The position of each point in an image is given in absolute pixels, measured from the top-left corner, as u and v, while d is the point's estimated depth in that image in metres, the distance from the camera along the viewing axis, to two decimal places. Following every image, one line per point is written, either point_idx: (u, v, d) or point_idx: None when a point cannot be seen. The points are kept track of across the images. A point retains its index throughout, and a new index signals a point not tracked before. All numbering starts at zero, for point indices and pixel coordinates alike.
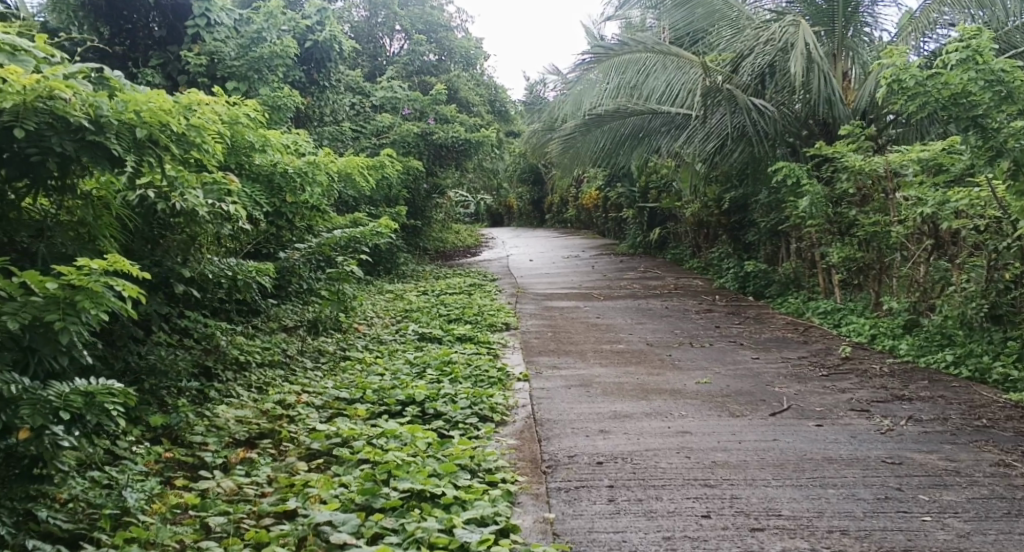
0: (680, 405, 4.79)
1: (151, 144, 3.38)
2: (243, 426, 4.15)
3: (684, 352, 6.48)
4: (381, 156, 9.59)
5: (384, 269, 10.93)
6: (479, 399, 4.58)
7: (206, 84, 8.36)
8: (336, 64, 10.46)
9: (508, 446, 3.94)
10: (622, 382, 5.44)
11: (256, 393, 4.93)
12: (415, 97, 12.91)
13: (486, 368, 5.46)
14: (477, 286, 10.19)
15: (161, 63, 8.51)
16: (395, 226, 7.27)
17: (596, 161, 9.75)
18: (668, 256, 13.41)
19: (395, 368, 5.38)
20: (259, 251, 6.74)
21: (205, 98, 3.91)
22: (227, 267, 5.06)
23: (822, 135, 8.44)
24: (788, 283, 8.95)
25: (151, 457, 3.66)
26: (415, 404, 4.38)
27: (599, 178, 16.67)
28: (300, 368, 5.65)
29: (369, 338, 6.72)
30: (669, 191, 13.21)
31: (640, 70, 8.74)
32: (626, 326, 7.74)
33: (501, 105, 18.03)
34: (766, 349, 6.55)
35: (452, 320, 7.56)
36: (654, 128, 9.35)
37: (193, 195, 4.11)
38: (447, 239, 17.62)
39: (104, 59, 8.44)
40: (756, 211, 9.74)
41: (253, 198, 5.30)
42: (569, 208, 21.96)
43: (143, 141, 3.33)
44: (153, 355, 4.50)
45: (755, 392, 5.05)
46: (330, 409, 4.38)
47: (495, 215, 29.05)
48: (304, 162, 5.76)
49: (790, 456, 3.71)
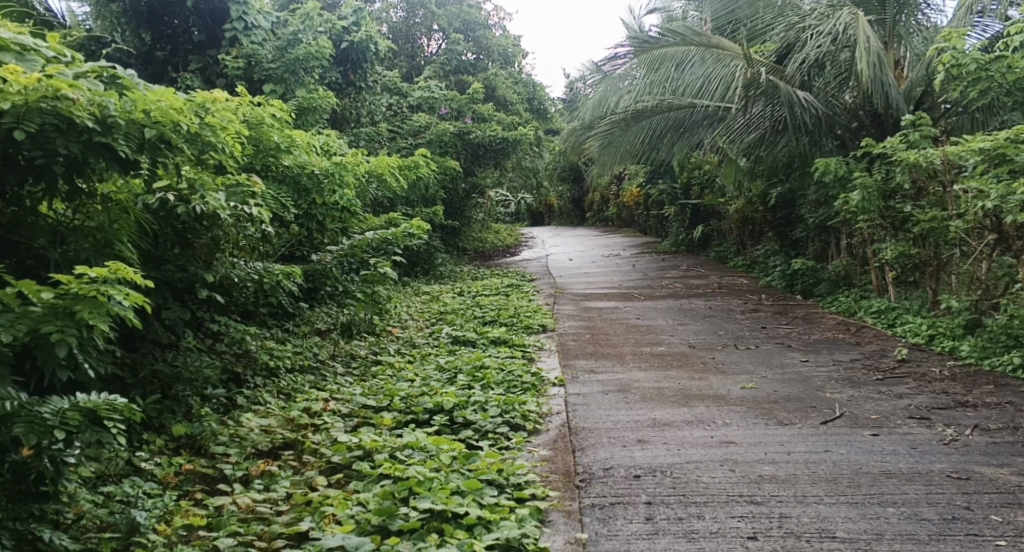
0: (725, 412, 4.53)
1: (163, 146, 3.26)
2: (268, 435, 4.00)
3: (728, 355, 6.19)
4: (417, 156, 9.44)
5: (421, 270, 10.80)
6: (510, 406, 4.37)
7: (244, 87, 8.30)
8: (372, 64, 10.35)
9: (539, 457, 3.73)
10: (663, 387, 5.19)
11: (283, 400, 4.79)
12: (452, 96, 12.75)
13: (520, 373, 5.25)
14: (514, 287, 9.98)
15: (200, 67, 8.47)
16: (428, 227, 7.09)
17: (634, 159, 9.51)
18: (711, 254, 13.07)
19: (426, 374, 5.21)
20: (290, 254, 6.62)
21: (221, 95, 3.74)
22: (253, 270, 4.92)
23: (873, 126, 8.02)
24: (838, 281, 8.58)
25: (171, 469, 3.52)
26: (443, 413, 4.20)
27: (641, 175, 16.35)
28: (330, 373, 5.52)
29: (402, 342, 6.56)
30: (712, 188, 12.86)
31: (677, 66, 8.46)
32: (667, 327, 7.47)
33: (540, 104, 17.79)
34: (816, 351, 6.24)
35: (487, 322, 7.36)
36: (695, 122, 9.09)
37: (214, 199, 3.92)
38: (486, 238, 17.46)
39: (143, 65, 8.43)
40: (804, 207, 9.37)
41: (280, 201, 5.15)
42: (610, 206, 21.63)
43: (153, 142, 3.20)
44: (179, 361, 4.34)
45: (806, 399, 4.77)
46: (356, 418, 4.22)
47: (536, 214, 28.86)
48: (331, 162, 5.57)
49: (844, 470, 3.44)
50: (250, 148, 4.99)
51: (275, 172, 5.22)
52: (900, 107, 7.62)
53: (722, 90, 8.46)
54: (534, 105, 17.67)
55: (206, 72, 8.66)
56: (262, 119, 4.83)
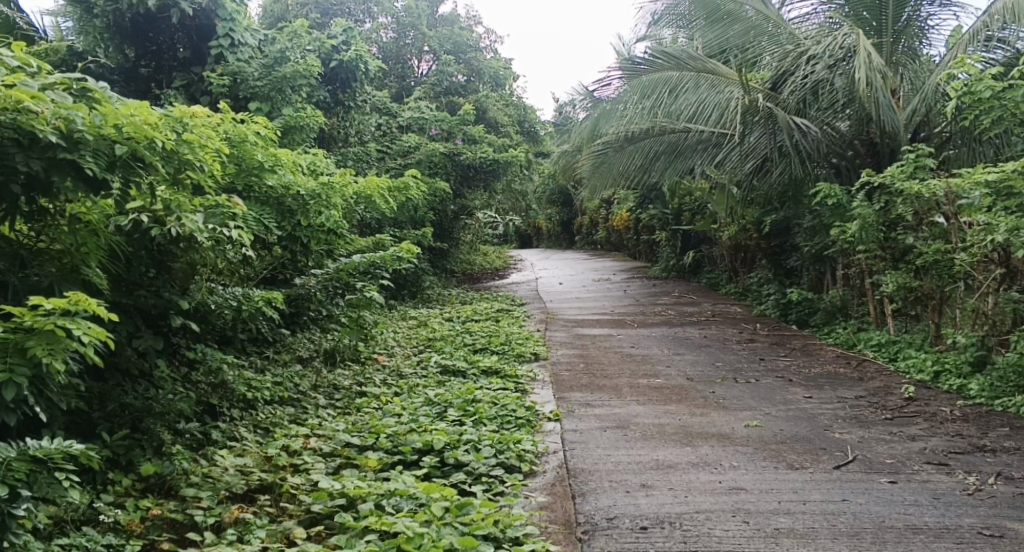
0: (731, 453, 4.29)
1: (137, 164, 3.00)
2: (244, 476, 3.73)
3: (728, 390, 5.94)
4: (406, 177, 9.20)
5: (408, 293, 10.54)
6: (504, 445, 4.10)
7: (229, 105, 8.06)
8: (362, 83, 10.14)
9: (537, 505, 3.47)
10: (662, 424, 4.94)
11: (262, 436, 4.51)
12: (443, 117, 12.55)
13: (513, 407, 4.98)
14: (504, 312, 9.73)
15: (185, 84, 8.22)
16: (417, 249, 6.72)
17: (626, 182, 9.37)
18: (703, 280, 12.90)
19: (414, 408, 4.94)
20: (273, 276, 6.34)
21: (201, 110, 3.49)
22: (232, 296, 4.66)
23: (870, 158, 7.85)
24: (835, 311, 8.39)
25: (136, 515, 3.27)
26: (433, 453, 3.92)
27: (632, 200, 16.17)
28: (313, 405, 5.25)
29: (389, 370, 6.29)
30: (705, 214, 12.69)
31: (670, 89, 8.25)
32: (662, 357, 7.23)
33: (531, 126, 17.63)
34: (818, 387, 6.02)
35: (477, 350, 7.09)
36: (689, 146, 8.88)
37: (192, 219, 3.67)
38: (474, 261, 17.20)
39: (126, 81, 8.17)
40: (799, 235, 9.20)
41: (262, 223, 4.87)
42: (599, 229, 21.43)
43: (125, 160, 2.95)
44: (150, 394, 4.06)
45: (815, 440, 4.54)
46: (339, 458, 3.93)
47: (523, 236, 28.68)
48: (317, 183, 5.27)
49: (866, 524, 3.27)
50: (232, 166, 4.74)
51: (258, 193, 4.97)
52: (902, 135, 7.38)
53: (717, 115, 8.27)
54: (525, 127, 17.50)
55: (191, 89, 8.41)
56: (249, 139, 4.59)
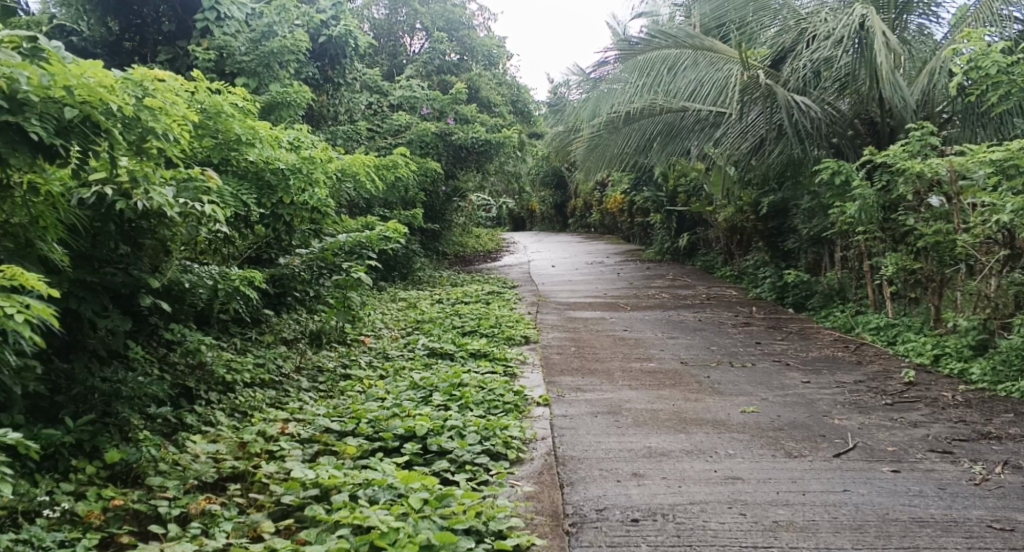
0: (726, 440, 4.12)
1: (92, 129, 2.80)
2: (214, 464, 3.56)
3: (723, 374, 5.76)
4: (395, 156, 9.00)
5: (399, 275, 10.35)
6: (491, 431, 3.92)
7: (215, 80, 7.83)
8: (351, 60, 9.90)
9: (523, 495, 3.30)
10: (656, 409, 4.77)
11: (239, 422, 4.32)
12: (435, 95, 12.26)
13: (501, 392, 4.80)
14: (495, 294, 9.56)
15: (170, 58, 7.98)
16: (405, 230, 6.52)
17: (621, 165, 9.18)
18: (698, 263, 12.71)
19: (398, 392, 4.76)
20: (256, 256, 6.15)
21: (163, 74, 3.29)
22: (208, 275, 4.43)
23: (871, 136, 7.73)
24: (833, 295, 8.21)
25: (96, 505, 3.12)
26: (416, 439, 3.74)
27: (626, 181, 15.95)
28: (294, 388, 5.06)
29: (374, 353, 6.09)
30: (700, 195, 12.49)
31: (668, 68, 8.01)
32: (655, 341, 7.06)
33: (525, 106, 17.39)
34: (816, 371, 5.85)
35: (467, 333, 6.92)
36: (686, 127, 8.68)
37: (159, 192, 3.48)
38: (467, 243, 16.99)
39: (110, 54, 7.94)
40: (798, 217, 9.01)
41: (243, 201, 4.64)
42: (594, 212, 21.21)
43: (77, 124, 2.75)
44: (118, 377, 3.89)
45: (813, 427, 4.38)
46: (318, 444, 3.75)
47: (516, 219, 28.46)
48: (298, 157, 5.01)
49: (870, 516, 3.12)
50: (208, 139, 4.50)
51: (234, 168, 4.75)
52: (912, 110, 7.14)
53: (716, 93, 8.03)
54: (518, 107, 17.27)
55: (176, 64, 8.18)
56: (225, 109, 4.37)
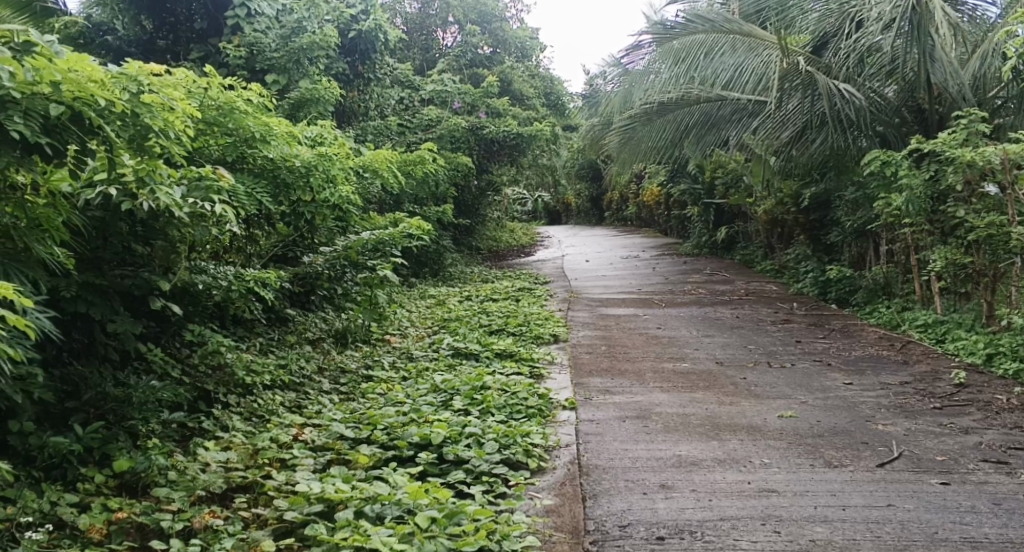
0: (762, 449, 3.90)
1: (77, 124, 2.73)
2: (223, 473, 3.42)
3: (760, 376, 5.51)
4: (423, 151, 8.89)
5: (429, 272, 10.22)
6: (511, 438, 3.77)
7: (245, 78, 7.78)
8: (382, 54, 9.80)
9: (541, 509, 3.14)
10: (688, 414, 4.55)
11: (255, 426, 4.20)
12: (467, 89, 12.00)
13: (524, 395, 4.62)
14: (526, 291, 9.37)
15: (202, 56, 7.96)
16: (427, 226, 6.38)
17: (655, 156, 8.91)
18: (737, 256, 12.38)
19: (418, 395, 4.61)
20: (279, 254, 6.04)
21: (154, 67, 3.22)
22: (223, 276, 4.29)
23: (918, 124, 7.47)
24: (877, 290, 7.89)
25: (98, 518, 3.01)
26: (431, 448, 3.59)
27: (663, 174, 15.65)
28: (315, 390, 4.95)
29: (398, 353, 5.95)
30: (739, 187, 12.17)
31: (706, 52, 7.74)
32: (690, 339, 6.82)
33: (558, 99, 17.15)
34: (860, 372, 5.57)
35: (494, 332, 6.74)
36: (723, 116, 8.41)
37: (166, 191, 3.37)
38: (501, 238, 16.83)
39: (142, 52, 7.94)
40: (841, 209, 8.68)
41: (258, 199, 4.50)
42: (630, 205, 20.90)
43: (60, 122, 2.68)
44: (130, 382, 3.76)
45: (857, 433, 4.13)
46: (331, 452, 3.61)
47: (552, 213, 28.23)
48: (313, 153, 4.82)
49: (917, 536, 2.89)
50: (222, 137, 4.37)
51: (250, 166, 4.61)
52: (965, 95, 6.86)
53: (756, 80, 7.80)
54: (552, 100, 17.05)
55: (208, 61, 8.14)
56: (238, 106, 4.24)
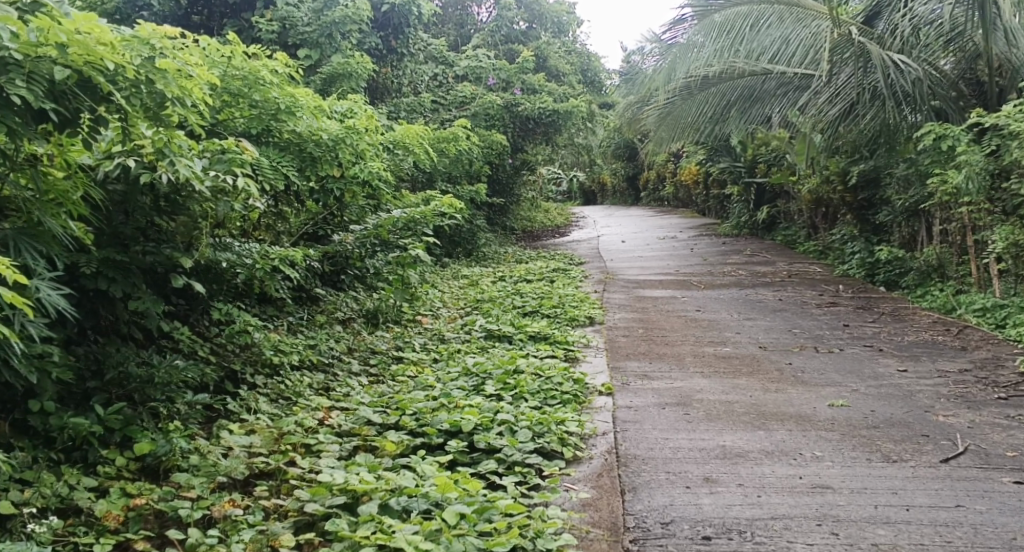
0: (813, 440, 3.68)
1: (83, 90, 2.60)
2: (246, 458, 3.26)
3: (807, 361, 5.26)
4: (456, 127, 8.72)
5: (463, 252, 10.07)
6: (545, 425, 3.58)
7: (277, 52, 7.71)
8: (415, 28, 9.65)
9: (577, 503, 2.95)
10: (731, 401, 4.32)
11: (282, 408, 4.06)
12: (501, 65, 11.76)
13: (559, 380, 4.44)
14: (561, 272, 9.18)
15: (236, 30, 7.96)
16: (461, 205, 6.22)
17: (695, 134, 8.61)
18: (777, 237, 12.04)
19: (449, 379, 4.44)
20: (309, 233, 5.90)
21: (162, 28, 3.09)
22: (249, 253, 4.14)
23: (976, 97, 7.15)
24: (929, 272, 7.55)
25: (116, 504, 2.87)
26: (461, 436, 3.41)
27: (701, 152, 15.28)
28: (344, 372, 4.80)
29: (430, 334, 5.79)
30: (782, 165, 11.79)
31: (751, 23, 7.40)
32: (731, 322, 6.57)
33: (595, 75, 16.86)
34: (914, 358, 5.29)
35: (528, 313, 6.55)
36: (767, 91, 8.08)
37: (186, 163, 3.21)
38: (536, 218, 16.62)
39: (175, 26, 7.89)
40: (891, 188, 8.32)
41: (285, 173, 4.31)
42: (667, 184, 20.51)
43: (64, 87, 2.56)
44: (153, 362, 3.61)
45: (915, 425, 3.88)
46: (357, 438, 3.44)
47: (587, 193, 27.92)
48: (340, 126, 4.60)
49: (991, 541, 2.66)
50: (249, 108, 4.18)
51: (276, 140, 4.38)
52: None
53: (804, 52, 7.44)
54: (588, 76, 16.75)
55: (242, 36, 8.12)
56: (262, 75, 4.10)
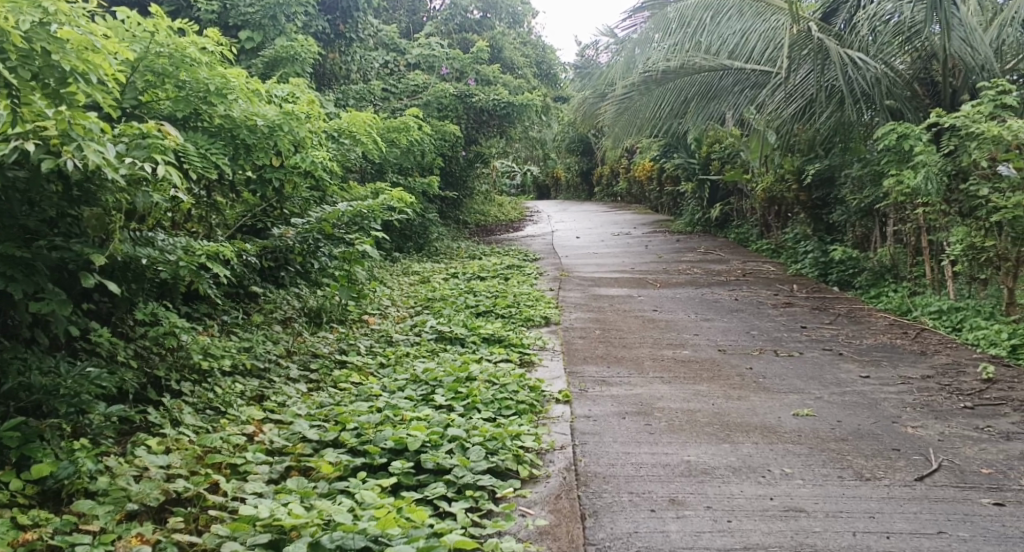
0: (780, 455, 3.47)
1: None
2: (162, 481, 2.91)
3: (768, 366, 5.07)
4: (406, 117, 8.38)
5: (414, 246, 9.73)
6: (499, 439, 3.31)
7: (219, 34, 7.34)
8: (365, 13, 9.33)
9: (533, 532, 2.74)
10: (693, 410, 4.09)
11: (209, 419, 3.70)
12: (454, 54, 11.40)
13: (514, 388, 4.15)
14: (515, 268, 8.90)
15: (175, 10, 7.54)
16: (411, 198, 5.91)
17: (651, 130, 8.28)
18: (731, 235, 11.94)
19: (396, 388, 4.13)
20: (247, 226, 5.51)
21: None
22: (174, 247, 3.78)
23: (931, 98, 7.05)
24: (884, 273, 7.45)
25: (4, 539, 2.49)
26: (406, 455, 3.11)
27: (656, 148, 15.15)
28: (281, 377, 4.45)
29: (376, 335, 5.46)
30: (736, 163, 11.67)
31: (712, 16, 7.17)
32: (689, 323, 6.37)
33: (549, 69, 16.61)
34: (875, 363, 5.13)
35: (481, 314, 6.24)
36: (724, 87, 7.87)
37: (96, 149, 2.84)
38: (489, 211, 16.33)
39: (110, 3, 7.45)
40: (845, 187, 8.21)
41: (216, 162, 3.94)
42: (620, 180, 20.36)
43: None
44: (59, 369, 3.22)
45: (884, 437, 3.69)
46: (290, 457, 3.11)
47: (541, 187, 27.72)
48: (277, 110, 4.23)
49: None
50: (174, 89, 3.81)
51: (206, 125, 4.00)
52: (987, 65, 6.44)
53: (763, 47, 7.27)
54: (543, 69, 16.52)
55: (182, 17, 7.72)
56: (189, 53, 3.71)
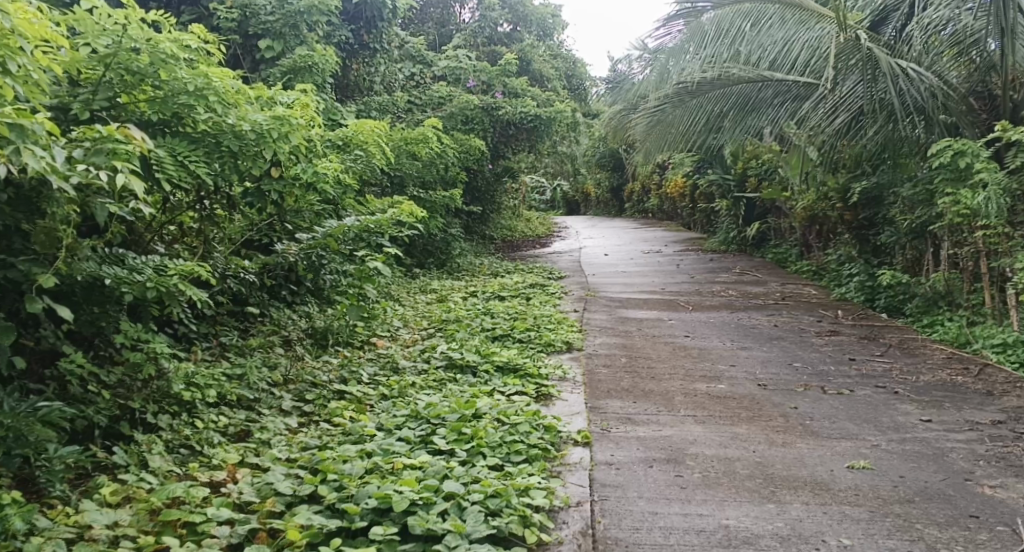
0: (836, 521, 2.95)
1: None
2: (106, 545, 2.53)
3: (815, 405, 4.53)
4: (427, 128, 7.97)
5: (435, 263, 9.29)
6: (504, 496, 2.85)
7: (236, 43, 7.01)
8: (390, 22, 8.94)
9: None
10: (732, 459, 3.57)
11: (178, 461, 3.28)
12: (482, 66, 10.99)
13: (526, 429, 3.66)
14: (539, 288, 8.42)
15: (193, 18, 7.20)
16: (424, 213, 5.40)
17: (685, 145, 7.71)
18: (768, 255, 11.36)
19: (393, 426, 3.67)
20: (251, 242, 5.13)
21: None
22: (147, 264, 3.38)
23: (988, 111, 6.48)
24: (937, 299, 6.84)
25: None
26: (392, 516, 2.68)
27: (689, 163, 14.59)
28: (270, 407, 4.02)
29: (381, 361, 5.00)
30: (775, 180, 11.10)
31: (752, 25, 6.66)
32: (724, 352, 5.84)
33: (580, 82, 16.18)
34: (937, 405, 4.56)
35: (498, 338, 5.76)
36: (763, 99, 7.27)
37: (35, 153, 2.51)
38: (516, 226, 15.85)
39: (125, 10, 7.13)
40: (893, 206, 7.62)
41: (196, 171, 3.53)
42: (652, 197, 19.80)
43: None
44: (3, 407, 2.84)
45: (959, 500, 3.16)
46: (257, 516, 2.72)
47: (572, 203, 27.24)
48: (267, 114, 3.80)
49: None
50: (148, 88, 3.41)
51: (188, 130, 3.60)
52: None
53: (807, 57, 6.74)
54: (573, 83, 16.07)
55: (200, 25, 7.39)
56: (165, 48, 3.35)
